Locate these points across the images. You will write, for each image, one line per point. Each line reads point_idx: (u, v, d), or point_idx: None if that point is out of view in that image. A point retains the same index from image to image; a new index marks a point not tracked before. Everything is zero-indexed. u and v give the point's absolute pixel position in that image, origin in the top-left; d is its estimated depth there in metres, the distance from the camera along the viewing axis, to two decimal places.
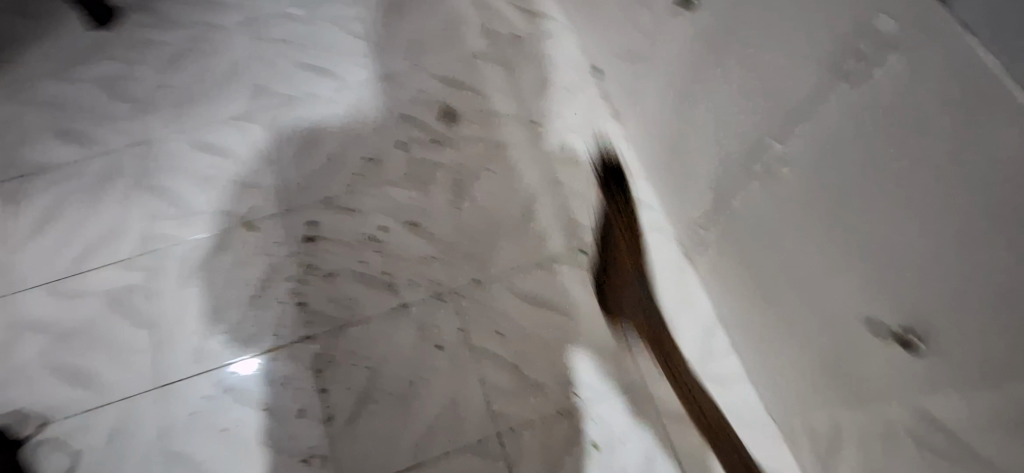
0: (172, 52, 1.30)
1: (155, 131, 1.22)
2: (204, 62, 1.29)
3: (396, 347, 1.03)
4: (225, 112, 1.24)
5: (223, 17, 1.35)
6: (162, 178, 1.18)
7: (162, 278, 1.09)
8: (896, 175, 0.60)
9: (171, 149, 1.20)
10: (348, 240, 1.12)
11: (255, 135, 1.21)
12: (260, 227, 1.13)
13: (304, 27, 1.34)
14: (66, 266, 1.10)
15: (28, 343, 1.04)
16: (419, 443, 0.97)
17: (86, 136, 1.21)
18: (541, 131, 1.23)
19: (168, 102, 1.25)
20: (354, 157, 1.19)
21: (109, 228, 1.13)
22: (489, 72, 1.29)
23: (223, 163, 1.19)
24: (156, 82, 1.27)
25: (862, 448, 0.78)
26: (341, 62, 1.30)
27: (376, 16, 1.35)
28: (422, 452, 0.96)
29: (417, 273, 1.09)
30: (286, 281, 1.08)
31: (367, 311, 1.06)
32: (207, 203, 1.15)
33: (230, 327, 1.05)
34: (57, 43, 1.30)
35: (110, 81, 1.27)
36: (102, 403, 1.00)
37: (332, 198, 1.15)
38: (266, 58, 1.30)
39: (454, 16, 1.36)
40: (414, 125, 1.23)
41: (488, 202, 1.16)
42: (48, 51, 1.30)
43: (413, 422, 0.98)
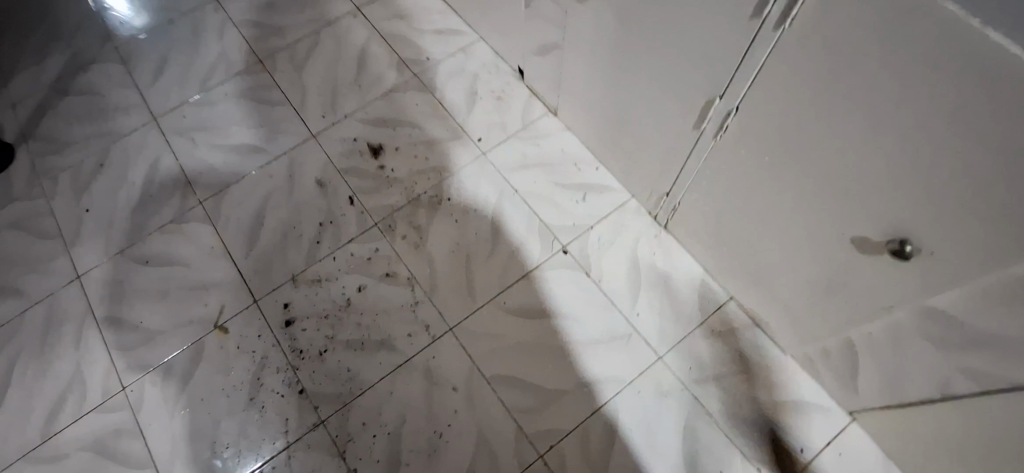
0: (80, 173, 1.21)
1: (90, 261, 1.13)
2: (119, 174, 1.21)
3: (411, 402, 1.00)
4: (158, 219, 1.16)
5: (123, 122, 1.26)
6: (111, 307, 1.09)
7: (146, 411, 1.01)
8: (842, 101, 0.62)
9: (113, 274, 1.12)
10: (328, 311, 1.07)
11: (197, 234, 1.15)
12: (234, 326, 1.07)
13: (213, 110, 1.27)
14: (37, 432, 1.01)
15: None
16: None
17: (15, 288, 1.11)
18: (485, 146, 1.22)
19: (93, 226, 1.16)
20: (307, 226, 1.14)
21: (72, 378, 1.04)
22: (416, 102, 1.27)
23: (174, 273, 1.12)
24: (74, 210, 1.18)
25: (880, 359, 0.82)
26: (264, 134, 1.24)
27: (285, 78, 1.30)
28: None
29: (407, 323, 1.06)
30: (278, 372, 1.03)
31: (370, 376, 1.02)
32: (169, 319, 1.08)
33: (235, 439, 0.99)
34: None
35: (22, 223, 1.17)
36: None
37: (297, 274, 1.10)
38: (183, 152, 1.23)
39: (363, 55, 1.32)
40: (359, 177, 1.19)
41: (456, 230, 1.14)
42: None
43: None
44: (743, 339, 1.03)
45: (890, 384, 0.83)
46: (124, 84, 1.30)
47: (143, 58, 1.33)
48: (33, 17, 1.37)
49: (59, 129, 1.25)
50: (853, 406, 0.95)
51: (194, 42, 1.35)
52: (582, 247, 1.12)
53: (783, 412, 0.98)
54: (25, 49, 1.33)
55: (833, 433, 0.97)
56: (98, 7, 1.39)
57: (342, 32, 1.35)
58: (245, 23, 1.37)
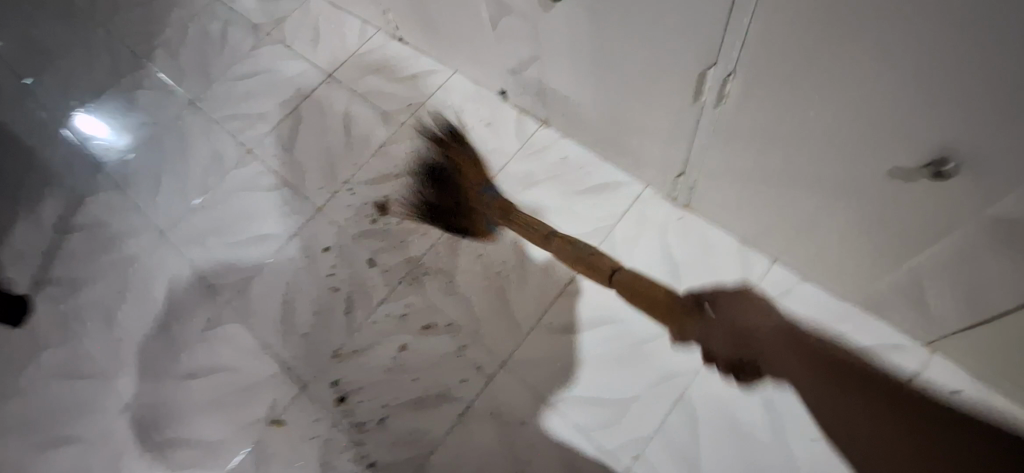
0: (105, 305, 1.21)
1: (134, 389, 1.13)
2: (143, 296, 1.21)
3: (485, 447, 0.98)
4: (190, 330, 1.16)
5: (134, 245, 1.27)
6: (166, 428, 1.08)
7: None
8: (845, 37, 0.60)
9: (160, 396, 1.11)
10: (378, 378, 1.06)
11: (232, 335, 1.14)
12: (290, 416, 1.05)
13: (216, 209, 1.28)
14: None
15: None
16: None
17: (70, 434, 1.11)
18: (488, 174, 1.21)
19: (130, 351, 1.16)
20: (337, 298, 1.13)
21: None
22: (411, 150, 1.27)
23: (218, 378, 1.11)
24: (108, 341, 1.18)
25: (948, 282, 0.78)
26: (271, 220, 1.24)
27: (278, 159, 1.31)
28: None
29: (459, 369, 1.04)
30: (345, 452, 1.01)
31: (436, 432, 1.00)
32: (225, 426, 1.07)
33: None
34: None
35: (61, 368, 1.17)
36: None
37: (339, 349, 1.09)
38: (198, 258, 1.23)
39: (347, 117, 1.33)
40: (374, 236, 1.18)
41: (482, 264, 1.12)
42: None
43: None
44: (798, 298, 1.01)
45: (966, 304, 0.80)
46: (125, 208, 1.31)
47: (137, 178, 1.35)
48: (24, 167, 1.39)
49: (74, 267, 1.26)
50: (931, 336, 0.91)
51: (182, 149, 1.36)
52: (610, 248, 1.10)
53: (859, 361, 0.95)
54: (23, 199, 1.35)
55: (914, 369, 0.94)
56: (83, 141, 1.41)
57: (321, 102, 1.36)
58: (226, 118, 1.39)
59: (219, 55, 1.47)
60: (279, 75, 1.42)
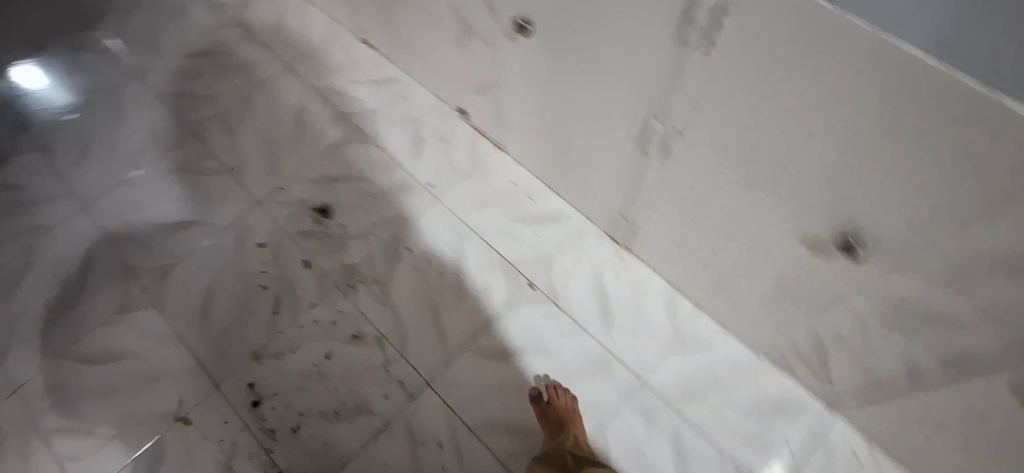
0: (6, 276, 1.12)
1: (25, 369, 1.04)
2: (50, 271, 1.13)
3: (397, 466, 0.96)
4: (98, 312, 1.09)
5: (50, 215, 1.18)
6: (55, 418, 1.01)
7: None
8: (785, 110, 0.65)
9: (53, 381, 1.03)
10: (295, 386, 1.02)
11: (146, 323, 1.08)
12: (197, 416, 1.00)
13: (147, 189, 1.21)
14: None
15: None
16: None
17: None
18: (437, 189, 1.21)
19: (27, 329, 1.08)
20: (263, 297, 1.10)
21: None
22: (362, 154, 1.25)
23: (123, 368, 1.04)
24: (3, 316, 1.09)
25: (849, 349, 0.84)
26: (205, 207, 1.19)
27: (221, 145, 1.26)
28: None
29: (382, 385, 1.02)
30: (251, 459, 0.97)
31: (350, 445, 0.98)
32: (123, 420, 1.00)
33: None
34: None
35: None
36: None
37: (257, 350, 1.05)
38: (120, 237, 1.16)
39: (299, 112, 1.30)
40: (311, 238, 1.16)
41: (419, 279, 1.12)
42: None
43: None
44: (716, 346, 1.05)
45: (862, 371, 0.86)
46: (45, 175, 1.23)
47: (63, 144, 1.26)
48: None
49: None
50: (830, 397, 0.97)
51: (117, 121, 1.29)
52: (547, 278, 1.12)
53: (767, 415, 0.99)
54: None
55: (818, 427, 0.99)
56: (14, 95, 1.32)
57: (275, 93, 1.32)
58: (172, 95, 1.33)
59: (173, 29, 1.42)
60: (234, 58, 1.37)
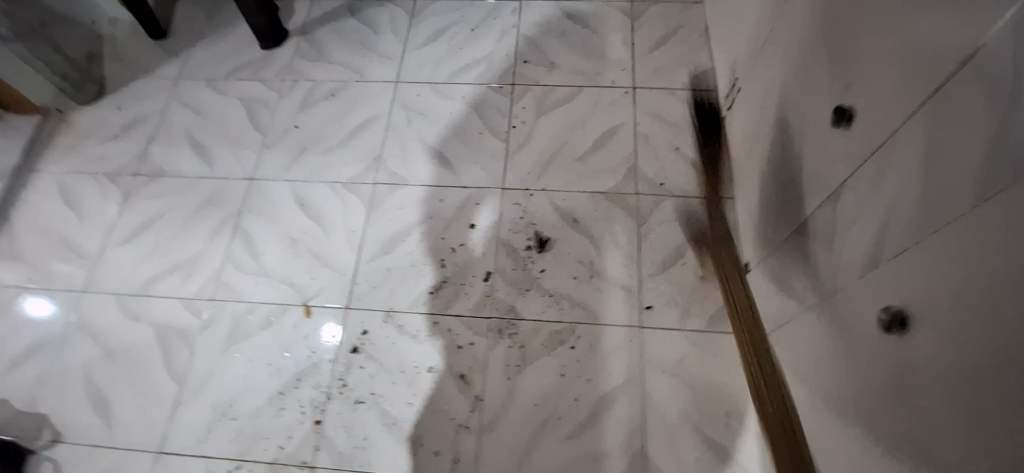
0: (315, 91, 1.28)
1: (269, 170, 1.20)
2: (339, 112, 1.25)
3: None
4: (338, 174, 1.19)
5: (374, 69, 1.29)
6: (252, 222, 1.16)
7: (210, 332, 1.07)
8: None
9: (273, 195, 1.18)
10: (389, 368, 1.01)
11: (353, 209, 1.15)
12: (318, 316, 1.06)
13: (444, 103, 1.24)
14: (140, 284, 1.12)
15: (81, 346, 1.07)
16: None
17: (212, 154, 1.23)
18: (650, 319, 1.01)
19: (293, 142, 1.23)
20: (435, 273, 1.07)
21: (191, 257, 1.14)
22: (618, 225, 1.09)
23: (313, 229, 1.14)
24: (290, 118, 1.25)
25: None
26: (466, 158, 1.18)
27: (523, 115, 1.21)
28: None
29: (441, 441, 0.94)
30: (315, 389, 1.01)
31: (376, 460, 0.94)
32: (280, 268, 1.11)
33: (247, 413, 1.00)
34: (226, 53, 1.34)
35: (250, 104, 1.27)
36: (111, 443, 0.99)
37: (394, 311, 1.05)
38: (396, 126, 1.22)
39: (607, 140, 1.17)
40: (511, 260, 1.07)
41: (554, 384, 0.97)
42: (218, 57, 1.33)
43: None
44: None
45: None
46: (397, 34, 1.33)
47: (428, 21, 1.34)
48: None
49: (330, 44, 1.33)
50: None
51: (477, 30, 1.31)
52: None
53: None
54: None
55: None
56: None
57: (603, 104, 1.21)
58: (530, 40, 1.30)
59: None
60: (603, 46, 1.27)
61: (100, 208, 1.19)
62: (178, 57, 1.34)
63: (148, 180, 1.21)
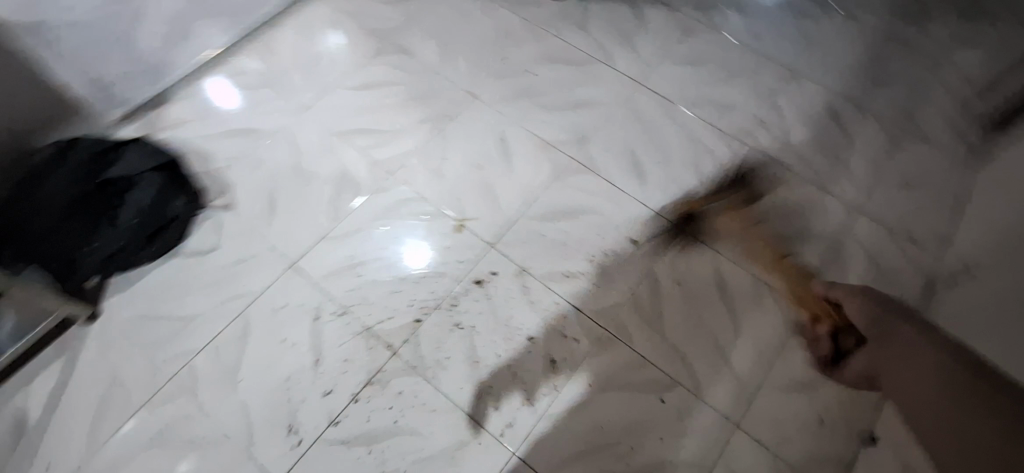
0: (562, 56, 1.36)
1: (491, 97, 1.30)
2: (573, 82, 1.32)
3: (428, 439, 0.96)
4: (544, 132, 1.26)
5: (620, 64, 1.35)
6: (455, 131, 1.26)
7: (377, 197, 1.18)
8: None
9: (484, 119, 1.27)
10: (496, 316, 1.06)
11: (539, 168, 1.21)
12: (464, 237, 1.14)
13: (665, 124, 1.27)
14: (346, 129, 1.26)
15: (280, 149, 1.23)
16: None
17: (454, 60, 1.35)
18: (747, 423, 0.97)
19: (522, 87, 1.32)
20: (578, 262, 1.11)
21: (394, 131, 1.26)
22: (766, 321, 1.05)
23: (499, 164, 1.22)
24: (530, 66, 1.34)
25: None
26: (659, 182, 1.20)
27: (731, 175, 1.20)
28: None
29: (506, 403, 0.99)
30: (429, 293, 1.08)
31: (446, 382, 1.00)
32: (457, 180, 1.20)
33: (367, 277, 1.10)
34: None
35: (505, 38, 1.38)
36: (263, 235, 1.14)
37: (526, 271, 1.10)
38: (613, 121, 1.27)
39: (799, 241, 1.13)
40: (650, 291, 1.08)
41: (627, 420, 0.97)
42: None
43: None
44: None
45: None
46: (657, 46, 1.38)
47: (689, 49, 1.37)
48: None
49: (596, 25, 1.41)
50: None
51: (729, 80, 1.33)
52: None
53: None
54: None
55: None
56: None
57: (812, 206, 1.17)
58: (776, 115, 1.28)
59: (856, 90, 1.31)
60: (842, 155, 1.23)
61: (351, 54, 1.36)
62: None
63: (395, 53, 1.36)
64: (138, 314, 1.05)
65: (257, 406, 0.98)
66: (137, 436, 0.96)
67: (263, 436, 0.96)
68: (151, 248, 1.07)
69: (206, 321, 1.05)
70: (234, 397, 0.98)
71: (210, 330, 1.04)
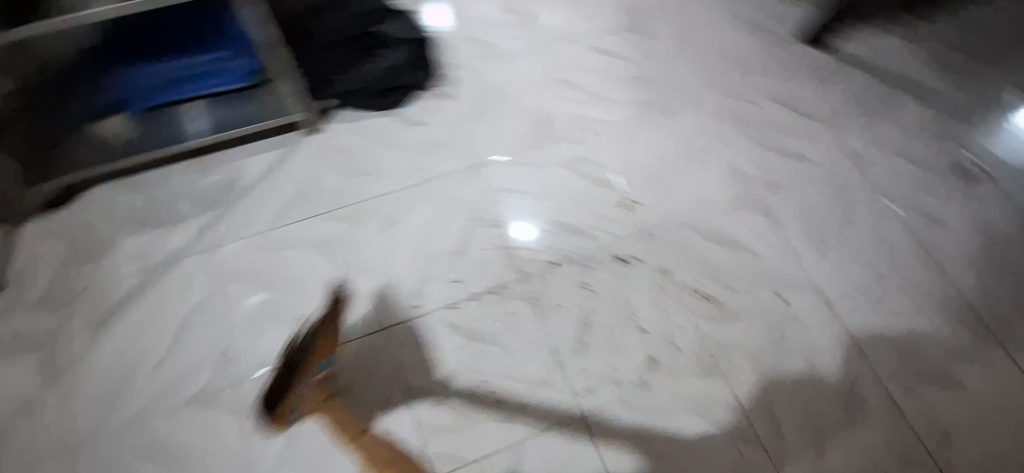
0: (790, 102, 1.34)
1: (703, 109, 1.33)
2: (789, 130, 1.30)
3: (513, 361, 1.04)
4: (739, 161, 1.26)
5: (846, 135, 1.30)
6: (658, 122, 1.30)
7: (564, 146, 1.26)
8: None
9: (689, 124, 1.30)
10: (621, 295, 1.10)
11: (719, 191, 1.22)
12: (622, 215, 1.19)
13: (863, 210, 1.21)
14: (565, 78, 1.35)
15: (505, 70, 1.35)
16: (398, 373, 1.02)
17: (687, 63, 1.39)
18: None
19: (738, 113, 1.32)
20: (717, 288, 1.12)
21: (605, 98, 1.33)
22: (874, 437, 1.00)
23: (683, 170, 1.24)
24: (754, 99, 1.34)
25: None
26: (830, 258, 1.16)
27: (908, 288, 1.13)
28: (388, 382, 1.01)
29: (595, 370, 1.04)
30: (571, 246, 1.15)
31: (550, 325, 1.07)
32: (639, 165, 1.25)
33: (526, 207, 1.19)
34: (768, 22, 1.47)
35: (743, 64, 1.39)
36: (460, 131, 1.26)
37: (664, 272, 1.13)
38: (811, 183, 1.24)
39: (952, 383, 1.04)
40: (772, 348, 1.06)
41: (692, 446, 0.98)
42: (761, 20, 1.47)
43: (418, 365, 1.03)
44: None
45: None
46: (893, 134, 1.31)
47: (927, 151, 1.28)
48: (964, 65, 1.41)
49: (838, 88, 1.36)
50: None
51: (954, 198, 1.23)
52: None
53: None
54: (927, 63, 1.41)
55: None
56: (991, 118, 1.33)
57: (984, 359, 1.06)
58: (990, 255, 1.17)
59: None
60: None
61: (600, 19, 1.44)
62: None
63: (637, 33, 1.42)
64: (343, 145, 1.22)
65: (399, 261, 1.11)
66: (305, 235, 1.13)
67: (393, 286, 1.09)
68: (380, 100, 1.24)
69: (388, 177, 1.20)
70: (385, 244, 1.13)
71: (387, 184, 1.19)
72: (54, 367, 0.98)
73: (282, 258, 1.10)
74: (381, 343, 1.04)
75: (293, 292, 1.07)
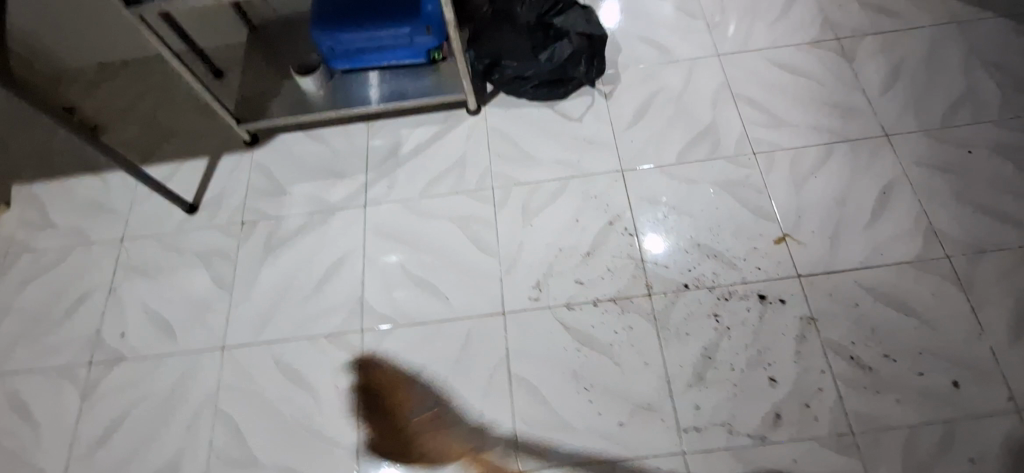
0: (1021, 158, 1.11)
1: (902, 148, 1.14)
2: (1012, 191, 1.08)
3: (623, 379, 1.00)
4: (937, 218, 1.07)
5: None
6: (841, 155, 1.15)
7: (725, 164, 1.17)
8: None
9: (880, 163, 1.13)
10: (757, 337, 1.00)
11: (902, 247, 1.05)
12: (776, 251, 1.07)
13: None
14: (740, 91, 1.24)
15: (674, 74, 1.28)
16: (507, 361, 1.03)
17: (891, 93, 1.20)
18: None
19: (947, 160, 1.12)
20: (875, 356, 0.97)
21: (782, 120, 1.20)
22: None
23: (861, 215, 1.09)
24: (973, 146, 1.13)
25: None
26: None
27: None
28: (497, 367, 1.03)
29: (710, 411, 0.96)
30: (711, 273, 1.06)
31: (671, 352, 1.01)
32: (808, 199, 1.11)
33: (669, 222, 1.12)
34: (1013, 54, 1.21)
35: (967, 102, 1.17)
36: (615, 131, 1.23)
37: (814, 324, 1.00)
38: None
39: None
40: (932, 443, 0.91)
41: None
42: (1004, 50, 1.22)
43: (528, 358, 1.03)
44: None
45: None
46: None
47: None
48: None
49: None
50: None
51: None
52: None
53: None
54: None
55: None
56: None
57: None
58: None
59: None
60: None
61: (793, 31, 1.30)
62: (981, 17, 1.26)
63: (835, 53, 1.26)
64: (498, 128, 1.25)
65: (528, 252, 1.12)
66: (448, 208, 1.18)
67: (518, 275, 1.10)
68: (542, 91, 1.25)
69: (534, 166, 1.20)
70: (518, 233, 1.14)
71: (532, 173, 1.20)
72: (227, 282, 1.14)
73: (423, 226, 1.16)
74: (496, 327, 1.06)
75: (428, 260, 1.13)
